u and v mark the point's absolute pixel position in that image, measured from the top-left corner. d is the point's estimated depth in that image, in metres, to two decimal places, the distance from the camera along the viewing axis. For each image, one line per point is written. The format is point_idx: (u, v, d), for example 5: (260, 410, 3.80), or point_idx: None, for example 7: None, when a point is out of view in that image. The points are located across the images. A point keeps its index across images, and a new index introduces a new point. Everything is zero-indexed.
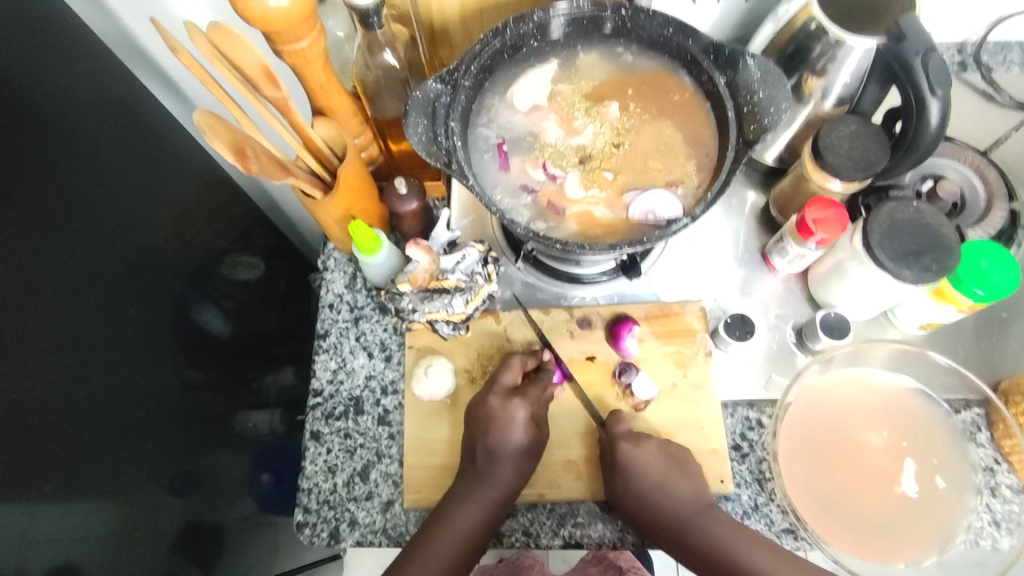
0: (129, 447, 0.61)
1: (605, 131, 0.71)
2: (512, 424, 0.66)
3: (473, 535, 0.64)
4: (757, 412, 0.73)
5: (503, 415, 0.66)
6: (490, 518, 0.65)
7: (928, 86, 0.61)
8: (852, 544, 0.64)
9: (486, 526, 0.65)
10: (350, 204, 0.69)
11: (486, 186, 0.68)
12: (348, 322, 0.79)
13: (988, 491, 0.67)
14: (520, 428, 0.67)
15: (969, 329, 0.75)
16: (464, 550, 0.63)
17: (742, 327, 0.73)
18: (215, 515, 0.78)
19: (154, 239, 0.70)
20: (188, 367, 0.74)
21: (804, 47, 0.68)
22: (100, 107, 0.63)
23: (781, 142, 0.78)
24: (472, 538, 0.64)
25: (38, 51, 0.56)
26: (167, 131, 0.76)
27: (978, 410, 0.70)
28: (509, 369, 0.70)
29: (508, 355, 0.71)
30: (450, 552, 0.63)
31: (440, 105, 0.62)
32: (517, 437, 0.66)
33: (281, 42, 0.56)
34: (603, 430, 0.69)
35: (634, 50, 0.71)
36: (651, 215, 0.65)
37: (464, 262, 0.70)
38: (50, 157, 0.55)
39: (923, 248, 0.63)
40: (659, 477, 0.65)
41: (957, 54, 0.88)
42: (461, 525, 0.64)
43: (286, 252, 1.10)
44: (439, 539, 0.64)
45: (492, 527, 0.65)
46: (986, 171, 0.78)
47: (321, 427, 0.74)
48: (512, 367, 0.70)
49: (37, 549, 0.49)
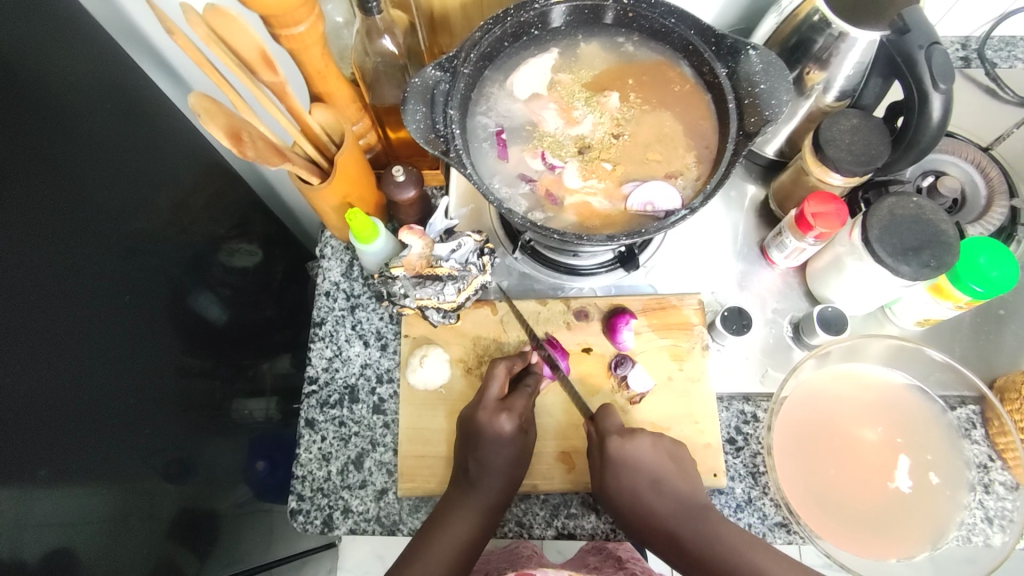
0: (125, 432, 0.61)
1: (605, 121, 0.70)
2: (507, 419, 0.66)
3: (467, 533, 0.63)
4: (753, 406, 0.73)
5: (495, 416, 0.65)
6: (485, 522, 0.64)
7: (931, 80, 0.59)
8: (845, 539, 0.64)
9: (482, 529, 0.64)
10: (347, 190, 0.68)
11: (484, 176, 0.67)
12: (344, 310, 0.79)
13: (981, 488, 0.67)
14: (516, 424, 0.66)
15: (967, 325, 0.75)
16: (462, 552, 0.63)
17: (739, 320, 0.73)
18: (211, 502, 0.78)
19: (152, 224, 0.70)
20: (185, 354, 0.74)
21: (806, 40, 0.67)
22: (96, 88, 0.62)
23: (783, 136, 0.77)
24: (468, 541, 0.63)
25: (36, 33, 0.55)
26: (165, 116, 0.75)
27: (973, 407, 0.71)
28: (494, 380, 0.68)
29: (492, 364, 0.69)
30: (449, 554, 0.62)
31: (438, 92, 0.62)
32: (513, 433, 0.66)
33: (279, 27, 0.56)
34: (592, 424, 0.68)
35: (635, 40, 0.70)
36: (650, 207, 0.65)
37: (460, 250, 0.70)
38: (45, 140, 0.55)
39: (923, 244, 0.63)
40: (646, 479, 0.64)
41: (962, 48, 0.88)
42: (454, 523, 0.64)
43: (284, 240, 1.10)
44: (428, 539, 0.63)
45: (486, 533, 0.65)
46: (987, 167, 0.78)
47: (317, 415, 0.74)
48: (498, 378, 0.68)
49: (33, 531, 0.49)
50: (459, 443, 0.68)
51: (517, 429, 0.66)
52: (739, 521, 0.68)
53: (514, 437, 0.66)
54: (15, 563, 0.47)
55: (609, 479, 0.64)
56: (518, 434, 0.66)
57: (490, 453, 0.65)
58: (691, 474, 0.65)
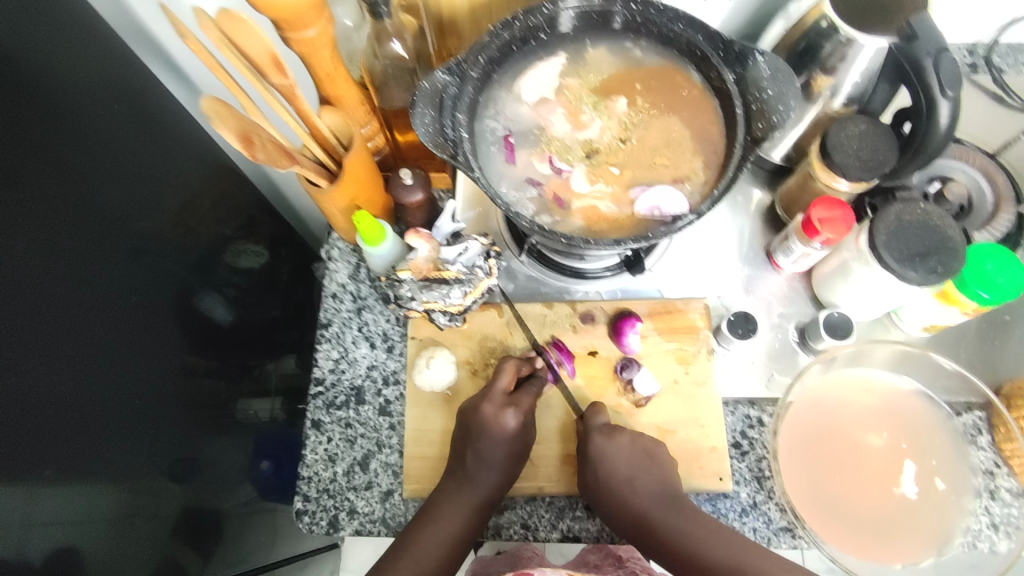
0: (130, 431, 0.61)
1: (613, 125, 0.70)
2: (512, 416, 0.66)
3: (459, 528, 0.64)
4: (758, 410, 0.73)
5: (498, 422, 0.65)
6: (477, 521, 0.65)
7: (939, 87, 0.60)
8: (850, 544, 0.64)
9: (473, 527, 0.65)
10: (355, 193, 0.69)
11: (491, 179, 0.68)
12: (351, 312, 0.79)
13: (987, 494, 0.67)
14: (521, 419, 0.66)
15: (972, 331, 0.75)
16: (451, 548, 0.64)
17: (745, 325, 0.73)
18: (215, 501, 0.78)
19: (158, 225, 0.70)
20: (190, 354, 0.74)
21: (814, 46, 0.67)
22: (105, 91, 0.63)
23: (790, 141, 0.77)
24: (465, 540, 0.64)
25: (47, 36, 0.56)
26: (172, 117, 0.76)
27: (979, 413, 0.70)
28: (503, 374, 0.68)
29: (502, 360, 0.70)
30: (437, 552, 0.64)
31: (447, 97, 0.62)
32: (516, 429, 0.66)
33: (289, 30, 0.56)
34: (582, 422, 0.69)
35: (643, 45, 0.71)
36: (657, 212, 0.65)
37: (467, 254, 0.70)
38: (55, 141, 0.55)
39: (929, 250, 0.63)
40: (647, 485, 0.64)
41: (969, 54, 0.87)
42: (452, 516, 0.64)
43: (290, 241, 1.10)
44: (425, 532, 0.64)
45: (476, 528, 0.66)
46: (995, 174, 0.78)
47: (322, 416, 0.74)
48: (506, 371, 0.68)
49: (37, 530, 0.50)
50: (458, 438, 0.68)
51: (521, 427, 0.67)
52: (744, 525, 0.68)
53: (517, 433, 0.66)
54: (17, 562, 0.47)
55: (613, 484, 0.64)
56: (522, 434, 0.67)
57: (495, 449, 0.65)
58: None
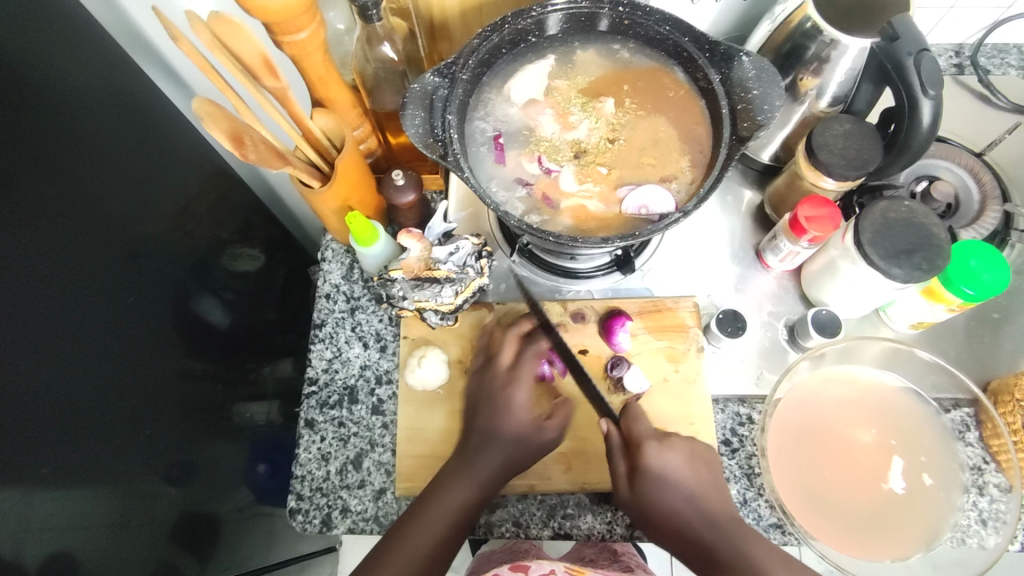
0: (126, 434, 0.62)
1: (601, 126, 0.71)
2: (518, 391, 0.68)
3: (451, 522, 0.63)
4: (748, 408, 0.74)
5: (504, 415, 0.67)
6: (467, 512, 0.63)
7: (920, 86, 0.61)
8: (841, 541, 0.64)
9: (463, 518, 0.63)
10: (347, 194, 0.70)
11: (481, 179, 0.68)
12: (344, 312, 0.80)
13: (975, 490, 0.68)
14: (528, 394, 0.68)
15: (961, 328, 0.76)
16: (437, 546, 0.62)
17: (734, 323, 0.74)
18: (212, 505, 0.79)
19: (155, 229, 0.71)
20: (186, 357, 0.75)
21: (799, 47, 0.68)
22: (101, 97, 0.64)
23: (776, 142, 0.79)
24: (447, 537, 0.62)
25: (44, 43, 0.57)
26: (168, 122, 0.77)
27: (967, 410, 0.71)
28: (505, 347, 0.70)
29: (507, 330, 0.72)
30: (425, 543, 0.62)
31: (437, 98, 0.63)
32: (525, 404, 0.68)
33: (280, 34, 0.57)
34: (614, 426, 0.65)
35: (631, 46, 0.72)
36: (644, 210, 0.66)
37: (458, 253, 0.71)
38: (51, 147, 0.56)
39: (915, 247, 0.64)
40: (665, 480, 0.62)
41: (955, 55, 0.89)
42: (449, 503, 0.63)
43: (286, 245, 1.11)
44: (416, 523, 0.63)
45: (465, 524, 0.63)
46: (981, 173, 0.79)
47: (316, 416, 0.74)
48: (508, 343, 0.70)
49: (33, 536, 0.50)
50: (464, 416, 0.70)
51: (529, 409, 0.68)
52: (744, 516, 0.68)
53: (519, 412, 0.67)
54: (13, 568, 0.48)
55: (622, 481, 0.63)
56: (531, 419, 0.67)
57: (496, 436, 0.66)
58: (708, 477, 0.64)
